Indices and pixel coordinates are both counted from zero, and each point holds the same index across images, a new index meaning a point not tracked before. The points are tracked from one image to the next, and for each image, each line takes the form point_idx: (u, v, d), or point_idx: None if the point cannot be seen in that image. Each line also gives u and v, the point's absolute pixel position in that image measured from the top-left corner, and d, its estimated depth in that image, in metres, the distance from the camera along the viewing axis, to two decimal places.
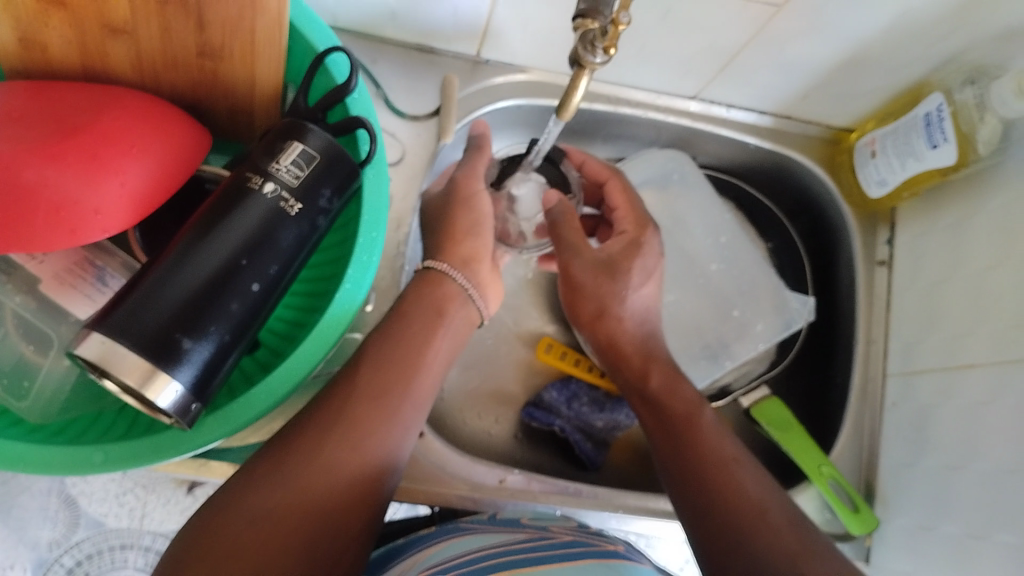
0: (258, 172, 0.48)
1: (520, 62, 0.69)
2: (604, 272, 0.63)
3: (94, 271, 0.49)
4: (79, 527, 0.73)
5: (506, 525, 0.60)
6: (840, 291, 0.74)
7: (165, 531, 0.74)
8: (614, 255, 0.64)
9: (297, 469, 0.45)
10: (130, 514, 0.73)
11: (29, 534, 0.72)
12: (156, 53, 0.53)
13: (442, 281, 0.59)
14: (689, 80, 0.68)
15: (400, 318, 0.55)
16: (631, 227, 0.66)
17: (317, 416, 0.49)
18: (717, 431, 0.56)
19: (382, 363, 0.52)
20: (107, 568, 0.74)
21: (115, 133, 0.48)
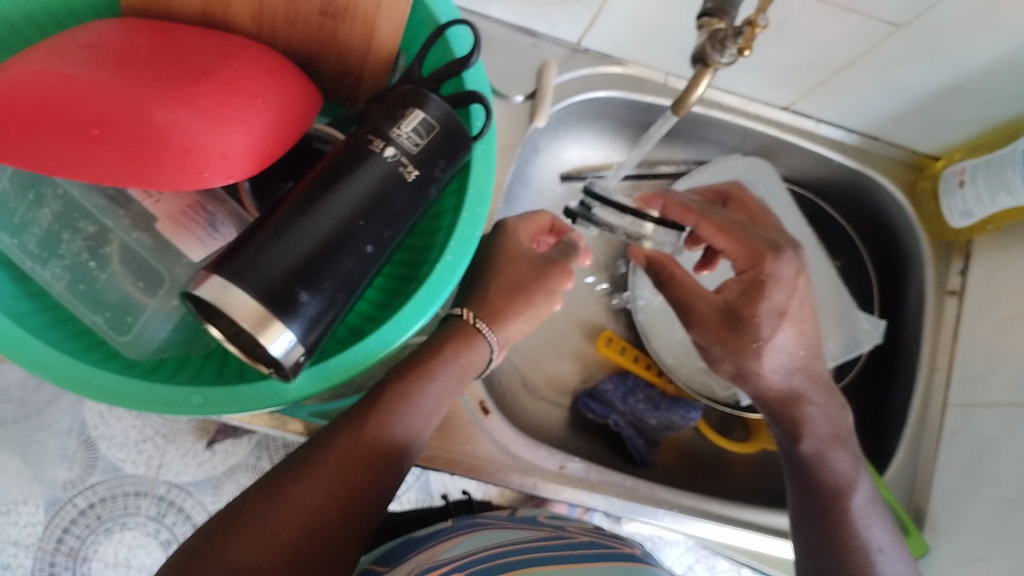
0: (379, 136, 0.49)
1: (619, 54, 0.69)
2: (728, 322, 0.59)
3: (205, 216, 0.49)
4: (99, 469, 0.76)
5: (524, 523, 0.62)
6: (907, 317, 0.74)
7: (180, 481, 0.78)
8: (734, 303, 0.59)
9: (285, 515, 0.46)
10: (149, 462, 0.77)
11: (48, 471, 0.76)
12: (279, 8, 0.53)
13: (476, 344, 0.57)
14: (784, 90, 0.68)
15: (426, 356, 0.55)
16: (747, 265, 0.60)
17: (314, 457, 0.49)
18: (865, 512, 0.58)
19: (396, 398, 0.53)
20: (121, 512, 0.77)
21: (240, 81, 0.48)
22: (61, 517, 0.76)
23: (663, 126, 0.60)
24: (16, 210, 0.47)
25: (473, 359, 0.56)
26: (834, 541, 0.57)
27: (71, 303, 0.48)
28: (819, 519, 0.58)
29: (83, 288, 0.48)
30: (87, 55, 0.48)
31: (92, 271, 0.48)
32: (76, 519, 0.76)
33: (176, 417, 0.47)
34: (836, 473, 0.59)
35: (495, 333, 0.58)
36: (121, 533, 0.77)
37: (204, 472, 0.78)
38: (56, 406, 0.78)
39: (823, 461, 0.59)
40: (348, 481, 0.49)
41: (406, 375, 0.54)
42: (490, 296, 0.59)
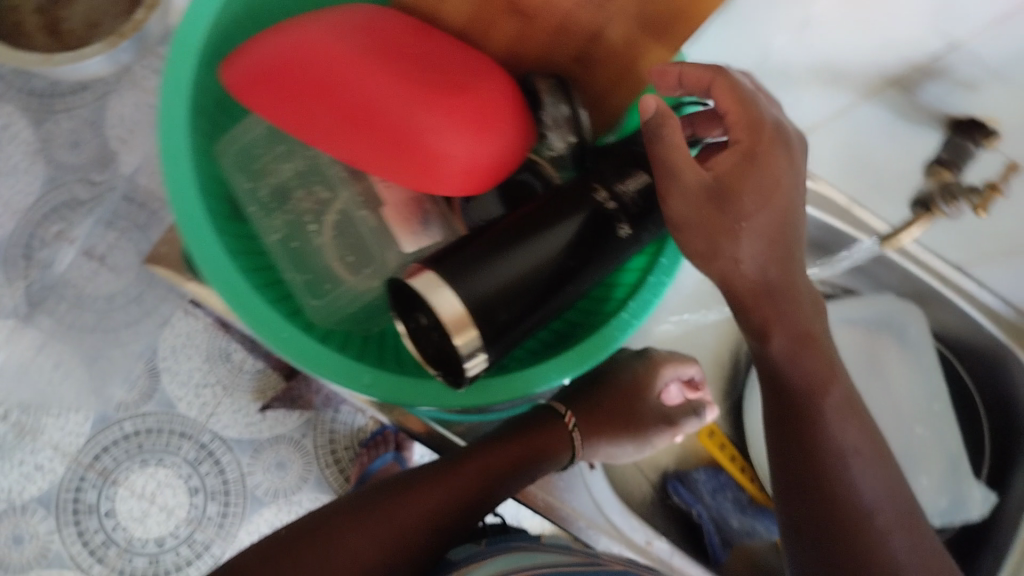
0: (605, 188, 0.51)
1: (815, 170, 0.69)
2: (712, 204, 0.44)
3: (421, 213, 0.51)
4: (154, 400, 0.86)
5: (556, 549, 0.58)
6: (1009, 498, 0.73)
7: (225, 435, 0.87)
8: (723, 182, 0.44)
9: (370, 539, 0.52)
10: (202, 408, 0.87)
11: (107, 389, 0.86)
12: (536, 43, 0.56)
13: (559, 438, 0.62)
14: (960, 251, 0.68)
15: (527, 426, 0.61)
16: (746, 136, 0.45)
17: (404, 493, 0.55)
18: (841, 434, 0.48)
19: (491, 452, 0.58)
20: (160, 448, 0.86)
21: (491, 106, 0.52)
22: (104, 436, 0.85)
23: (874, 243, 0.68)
24: (262, 156, 0.51)
25: (555, 443, 0.61)
26: (811, 487, 0.48)
27: (279, 257, 0.51)
28: (790, 437, 0.48)
29: (293, 246, 0.51)
30: (358, 36, 0.51)
31: (308, 232, 0.51)
32: (116, 442, 0.85)
33: (342, 387, 0.49)
34: (855, 462, 0.48)
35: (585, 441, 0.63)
36: (154, 467, 0.86)
37: (249, 433, 0.87)
38: (134, 328, 0.87)
39: (832, 426, 0.48)
40: (425, 519, 0.54)
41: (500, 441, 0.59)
42: (596, 407, 0.65)
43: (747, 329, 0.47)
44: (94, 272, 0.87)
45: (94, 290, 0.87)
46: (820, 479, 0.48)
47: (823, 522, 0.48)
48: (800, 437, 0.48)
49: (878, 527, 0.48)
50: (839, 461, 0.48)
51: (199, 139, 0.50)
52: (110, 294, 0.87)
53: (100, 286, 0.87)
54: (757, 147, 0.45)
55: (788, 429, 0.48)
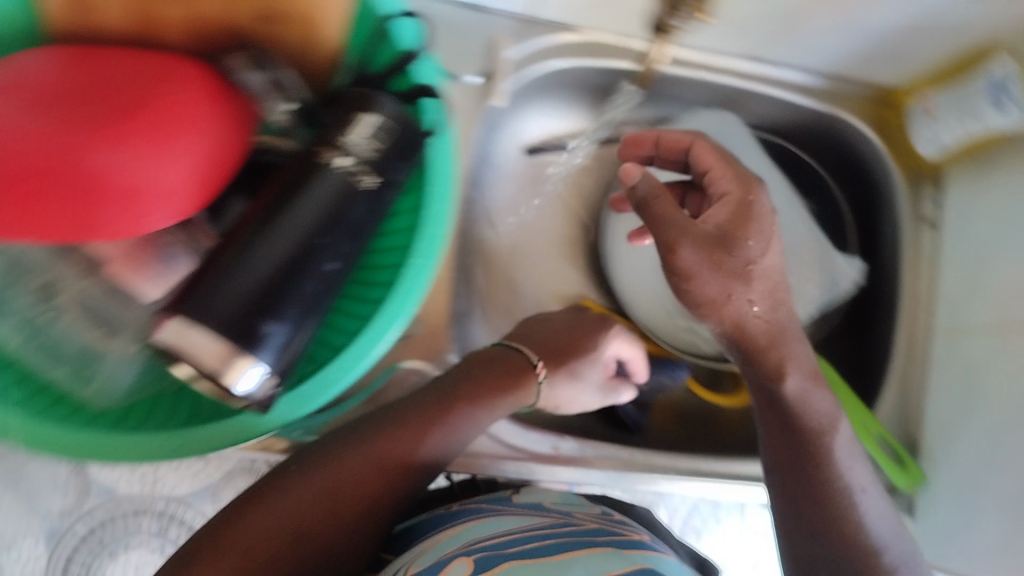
0: (329, 147, 0.46)
1: (571, 20, 0.65)
2: (718, 248, 0.52)
3: (155, 253, 0.46)
4: (93, 493, 0.66)
5: (531, 507, 0.58)
6: (884, 250, 0.74)
7: (180, 495, 0.67)
8: (724, 228, 0.53)
9: (273, 511, 0.47)
10: (145, 478, 0.67)
11: (42, 500, 0.65)
12: (214, 14, 0.49)
13: (518, 380, 0.58)
14: (745, 42, 0.66)
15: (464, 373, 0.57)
16: (735, 187, 0.56)
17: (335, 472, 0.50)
18: (849, 454, 0.56)
19: (432, 410, 0.54)
20: (123, 534, 0.66)
21: (174, 111, 0.46)
22: (63, 548, 0.66)
23: None
24: None
25: (516, 392, 0.58)
26: (800, 461, 0.55)
27: (29, 358, 0.47)
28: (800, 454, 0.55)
29: (41, 341, 0.47)
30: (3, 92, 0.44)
31: (46, 322, 0.47)
32: (78, 548, 0.66)
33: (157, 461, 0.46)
34: (830, 433, 0.56)
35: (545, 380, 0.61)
36: (125, 555, 0.67)
37: (202, 482, 0.68)
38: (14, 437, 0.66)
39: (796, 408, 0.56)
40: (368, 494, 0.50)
41: (439, 408, 0.54)
42: (559, 345, 0.62)
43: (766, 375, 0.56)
44: None
45: None
46: (803, 467, 0.55)
47: (807, 509, 0.54)
48: (797, 444, 0.55)
49: (842, 492, 0.54)
50: (819, 440, 0.55)
51: None
52: None
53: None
54: (750, 196, 0.55)
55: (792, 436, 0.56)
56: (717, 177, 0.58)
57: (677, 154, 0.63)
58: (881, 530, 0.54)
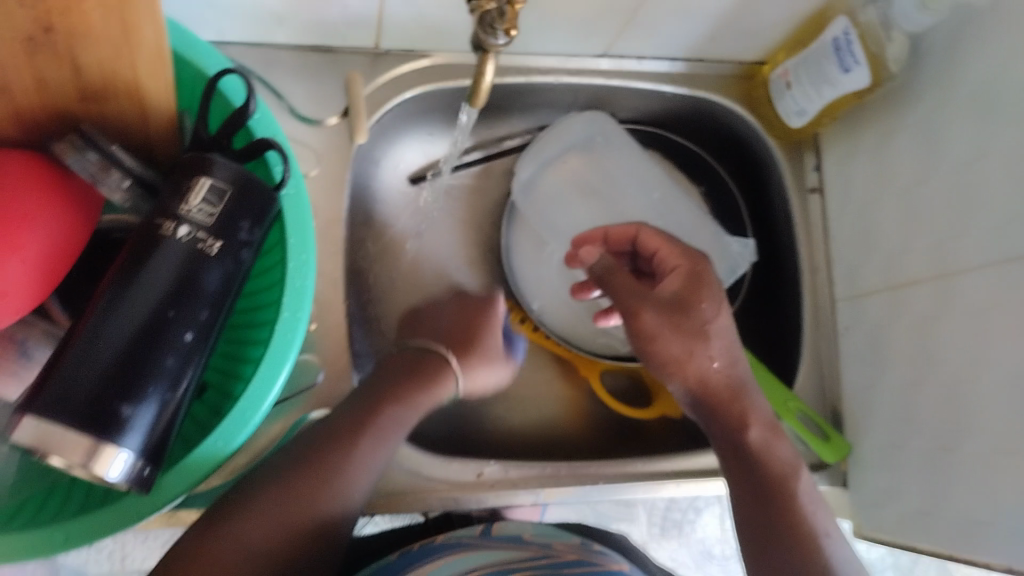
0: (169, 217, 0.46)
1: (421, 46, 0.66)
2: (675, 313, 0.57)
3: (15, 347, 0.49)
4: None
5: (509, 541, 0.61)
6: (777, 225, 0.74)
7: (148, 568, 0.75)
8: (679, 294, 0.57)
9: (238, 546, 0.46)
10: (111, 557, 0.74)
11: None
12: (35, 106, 0.49)
13: (439, 375, 0.60)
14: (594, 41, 0.66)
15: (376, 380, 0.57)
16: (682, 261, 0.59)
17: (285, 498, 0.49)
18: (811, 496, 0.55)
19: (363, 414, 0.54)
20: None
21: (6, 207, 0.45)
22: None
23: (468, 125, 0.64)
24: None
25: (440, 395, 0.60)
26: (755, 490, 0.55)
27: None
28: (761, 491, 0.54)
29: None
30: None
31: None
32: None
33: (44, 558, 0.46)
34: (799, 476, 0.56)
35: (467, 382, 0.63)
36: None
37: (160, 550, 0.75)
38: None
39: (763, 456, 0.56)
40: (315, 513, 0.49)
41: (378, 411, 0.54)
42: (463, 338, 0.64)
43: (729, 427, 0.57)
44: None
45: None
46: (762, 494, 0.54)
47: (772, 532, 0.53)
48: (753, 474, 0.55)
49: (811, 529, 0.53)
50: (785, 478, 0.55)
51: None
52: None
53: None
54: (698, 266, 0.59)
55: (750, 478, 0.55)
56: (665, 256, 0.61)
57: (623, 243, 0.65)
58: (844, 554, 0.53)
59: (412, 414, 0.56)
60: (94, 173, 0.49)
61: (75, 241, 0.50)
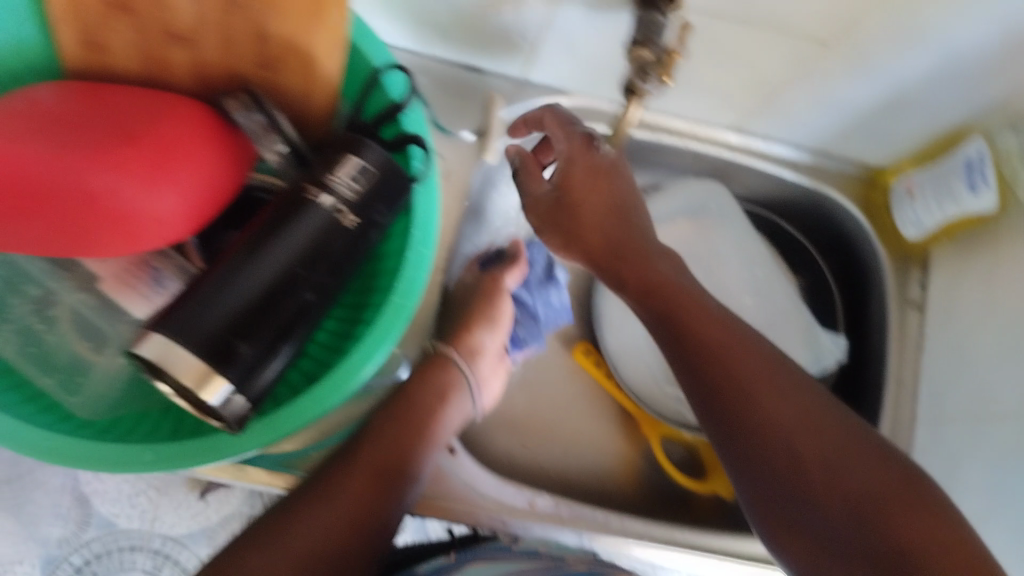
0: (316, 185, 0.50)
1: (566, 85, 0.69)
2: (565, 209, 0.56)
3: (150, 273, 0.50)
4: (92, 525, 0.77)
5: (529, 554, 0.61)
6: (871, 330, 0.74)
7: (176, 534, 0.79)
8: (563, 192, 0.56)
9: (302, 533, 0.51)
10: (143, 515, 0.79)
11: (42, 529, 0.77)
12: (216, 63, 0.54)
13: (452, 368, 0.65)
14: (728, 111, 0.69)
15: (410, 395, 0.61)
16: (568, 146, 0.57)
17: (316, 490, 0.54)
18: (785, 381, 0.52)
19: (403, 420, 0.59)
20: (117, 568, 0.78)
21: (173, 142, 0.49)
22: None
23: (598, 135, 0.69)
24: None
25: (459, 412, 0.64)
26: (745, 410, 0.52)
27: (20, 365, 0.50)
28: (729, 417, 0.52)
29: (32, 351, 0.51)
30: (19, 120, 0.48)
31: (40, 332, 0.51)
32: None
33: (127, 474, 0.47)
34: (752, 364, 0.52)
35: (475, 375, 0.66)
36: None
37: (200, 523, 0.80)
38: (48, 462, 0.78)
39: (713, 363, 0.52)
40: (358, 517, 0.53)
41: (413, 424, 0.59)
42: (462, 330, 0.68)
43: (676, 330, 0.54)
44: None
45: None
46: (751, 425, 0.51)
47: (785, 480, 0.50)
48: (720, 385, 0.52)
49: (785, 432, 0.51)
50: (740, 389, 0.52)
51: None
52: None
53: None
54: (611, 173, 0.56)
55: (720, 402, 0.53)
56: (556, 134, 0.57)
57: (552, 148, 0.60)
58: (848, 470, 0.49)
59: (423, 408, 0.60)
60: (256, 133, 0.53)
61: (226, 193, 0.54)
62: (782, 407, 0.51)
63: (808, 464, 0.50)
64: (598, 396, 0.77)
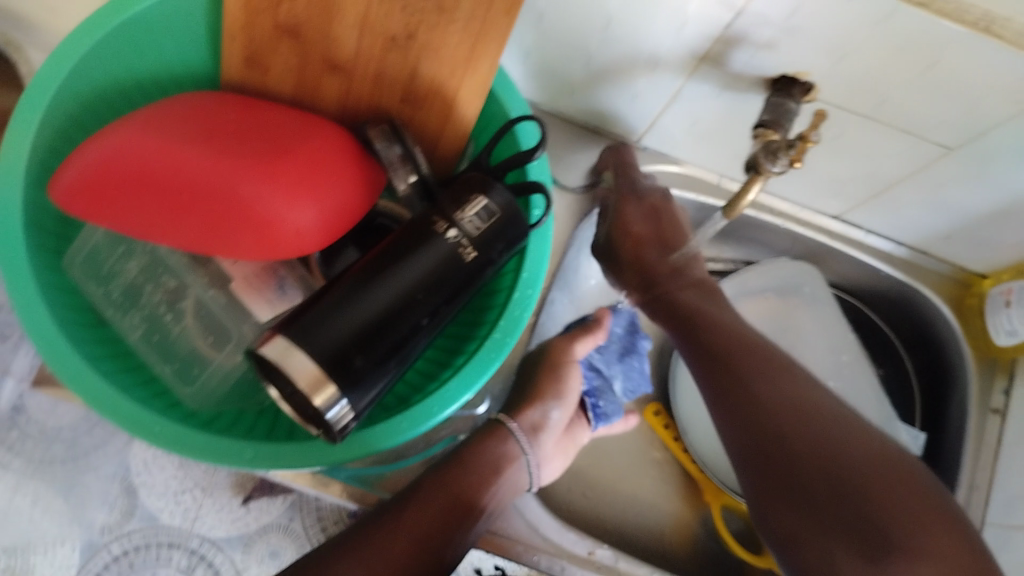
0: (443, 218, 0.52)
1: (678, 155, 0.71)
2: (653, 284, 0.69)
3: (275, 279, 0.53)
4: (137, 517, 0.90)
5: None
6: (948, 432, 0.74)
7: (212, 536, 0.89)
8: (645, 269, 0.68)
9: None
10: (186, 514, 0.90)
11: (88, 513, 0.90)
12: (363, 95, 0.58)
13: (506, 439, 0.61)
14: (833, 200, 0.70)
15: (463, 463, 0.57)
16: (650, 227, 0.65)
17: (358, 543, 0.51)
18: (790, 375, 0.55)
19: (447, 487, 0.56)
20: (153, 561, 0.88)
21: (317, 163, 0.53)
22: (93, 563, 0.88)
23: (713, 229, 0.66)
24: (107, 262, 0.53)
25: (511, 484, 0.60)
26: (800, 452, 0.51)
27: (145, 353, 0.53)
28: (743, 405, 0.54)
29: (157, 339, 0.53)
30: (184, 127, 0.52)
31: (168, 323, 0.53)
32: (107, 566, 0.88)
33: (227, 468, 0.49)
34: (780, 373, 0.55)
35: (536, 452, 0.62)
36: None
37: (237, 529, 0.90)
38: (102, 450, 0.92)
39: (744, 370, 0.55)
40: None
41: (455, 493, 0.56)
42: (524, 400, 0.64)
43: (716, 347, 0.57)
44: (54, 404, 0.94)
45: (56, 421, 0.93)
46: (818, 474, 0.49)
47: (793, 441, 0.51)
48: (737, 385, 0.55)
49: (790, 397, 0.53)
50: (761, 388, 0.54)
51: (49, 255, 0.53)
52: (74, 422, 0.94)
53: (61, 414, 0.94)
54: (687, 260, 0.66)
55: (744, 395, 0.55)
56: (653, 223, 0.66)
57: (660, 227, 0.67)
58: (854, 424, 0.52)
59: (474, 477, 0.57)
60: (391, 162, 0.56)
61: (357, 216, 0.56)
62: (846, 441, 0.51)
63: (874, 509, 0.47)
64: (665, 458, 0.78)
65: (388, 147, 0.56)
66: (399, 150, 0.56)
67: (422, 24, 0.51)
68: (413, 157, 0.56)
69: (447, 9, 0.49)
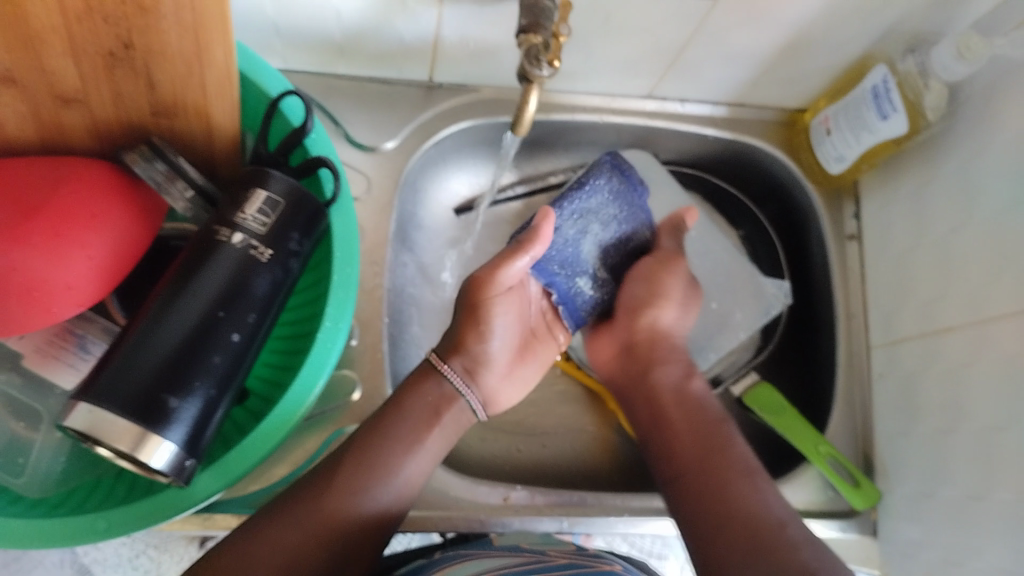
0: (225, 225, 0.49)
1: (473, 81, 0.69)
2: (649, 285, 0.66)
3: (76, 340, 0.53)
4: None
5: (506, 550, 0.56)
6: (815, 269, 0.74)
7: None
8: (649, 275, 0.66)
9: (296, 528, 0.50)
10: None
11: None
12: (112, 120, 0.52)
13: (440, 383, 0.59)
14: (638, 81, 0.69)
15: (397, 408, 0.57)
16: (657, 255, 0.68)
17: (304, 506, 0.51)
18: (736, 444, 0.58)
19: (368, 447, 0.54)
20: None
21: (76, 207, 0.49)
22: None
23: (513, 144, 0.64)
24: None
25: (452, 423, 0.59)
26: (716, 496, 0.54)
27: None
28: (698, 442, 0.58)
29: None
30: None
31: None
32: None
33: (87, 544, 0.47)
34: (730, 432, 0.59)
35: (476, 392, 0.61)
36: None
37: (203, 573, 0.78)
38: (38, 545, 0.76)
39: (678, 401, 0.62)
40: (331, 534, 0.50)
41: (377, 448, 0.54)
42: (454, 336, 0.61)
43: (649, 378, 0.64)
44: None
45: None
46: (713, 486, 0.54)
47: (703, 488, 0.55)
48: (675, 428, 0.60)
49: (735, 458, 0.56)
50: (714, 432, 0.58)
51: None
52: None
53: None
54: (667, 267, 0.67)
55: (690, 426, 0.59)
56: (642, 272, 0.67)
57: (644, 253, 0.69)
58: (772, 502, 0.53)
59: (408, 432, 0.56)
60: (158, 182, 0.52)
61: (139, 242, 0.53)
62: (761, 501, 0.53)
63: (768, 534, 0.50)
64: (563, 384, 0.77)
65: (155, 162, 0.52)
66: (164, 167, 0.52)
67: (134, 29, 0.44)
68: (184, 170, 0.53)
69: (151, 6, 0.43)
